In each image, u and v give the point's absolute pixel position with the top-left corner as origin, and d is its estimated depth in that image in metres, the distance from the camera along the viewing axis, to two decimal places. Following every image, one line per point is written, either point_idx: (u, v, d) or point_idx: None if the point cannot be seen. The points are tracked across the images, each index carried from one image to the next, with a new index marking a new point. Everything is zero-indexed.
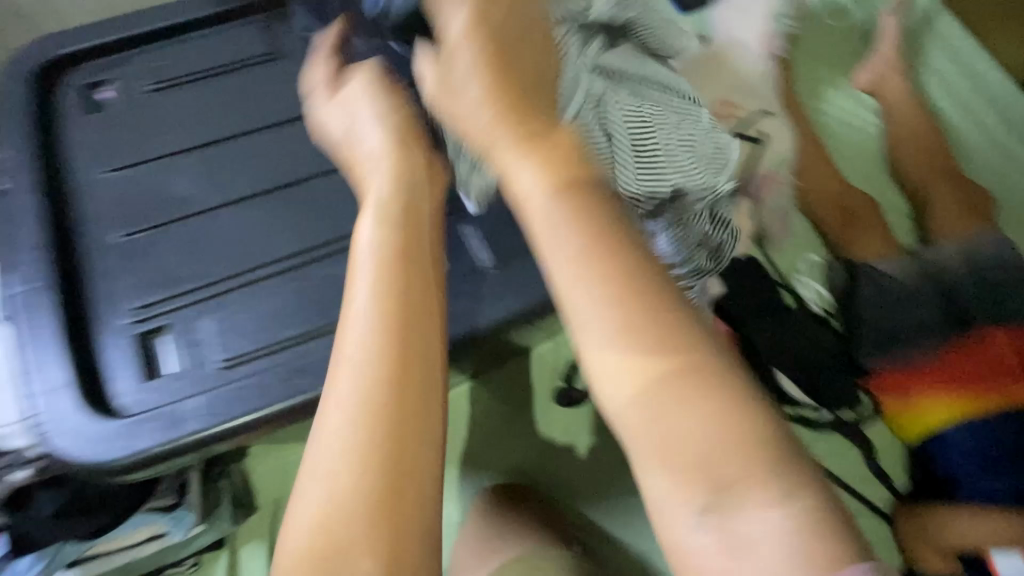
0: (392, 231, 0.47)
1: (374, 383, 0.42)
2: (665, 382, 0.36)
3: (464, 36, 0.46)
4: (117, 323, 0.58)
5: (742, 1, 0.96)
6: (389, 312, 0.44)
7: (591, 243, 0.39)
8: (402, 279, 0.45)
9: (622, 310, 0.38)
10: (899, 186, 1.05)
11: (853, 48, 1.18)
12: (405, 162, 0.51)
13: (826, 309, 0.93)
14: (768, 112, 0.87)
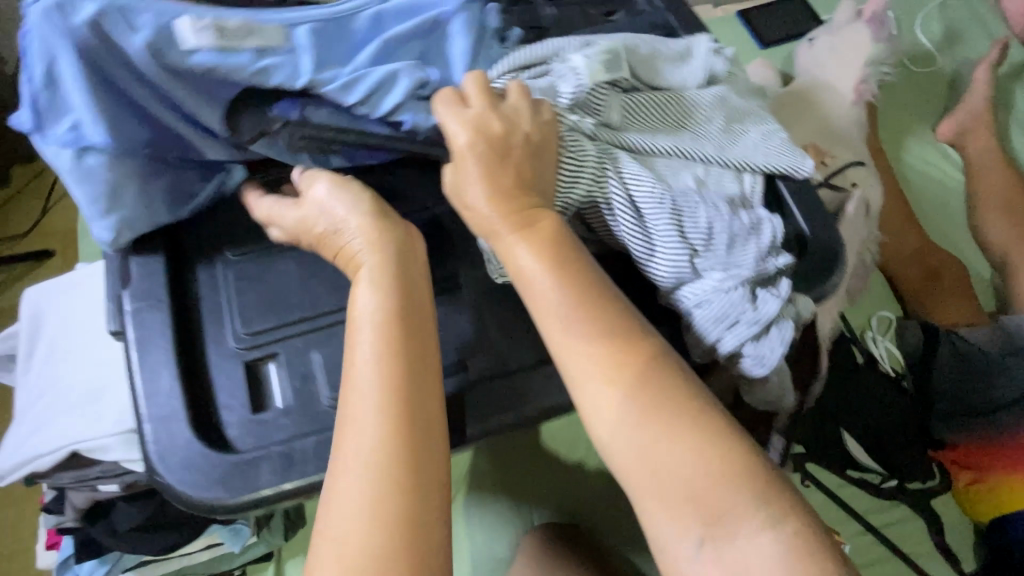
0: (384, 270, 0.40)
1: (373, 443, 0.36)
2: (653, 437, 0.39)
3: (459, 135, 0.43)
4: (226, 343, 0.42)
5: (833, 51, 0.93)
6: (384, 364, 0.37)
7: (590, 305, 0.42)
8: (397, 326, 0.38)
9: (619, 375, 0.41)
10: (979, 246, 1.00)
11: (938, 100, 1.14)
12: (385, 229, 0.41)
13: (896, 369, 0.88)
14: (859, 164, 0.82)
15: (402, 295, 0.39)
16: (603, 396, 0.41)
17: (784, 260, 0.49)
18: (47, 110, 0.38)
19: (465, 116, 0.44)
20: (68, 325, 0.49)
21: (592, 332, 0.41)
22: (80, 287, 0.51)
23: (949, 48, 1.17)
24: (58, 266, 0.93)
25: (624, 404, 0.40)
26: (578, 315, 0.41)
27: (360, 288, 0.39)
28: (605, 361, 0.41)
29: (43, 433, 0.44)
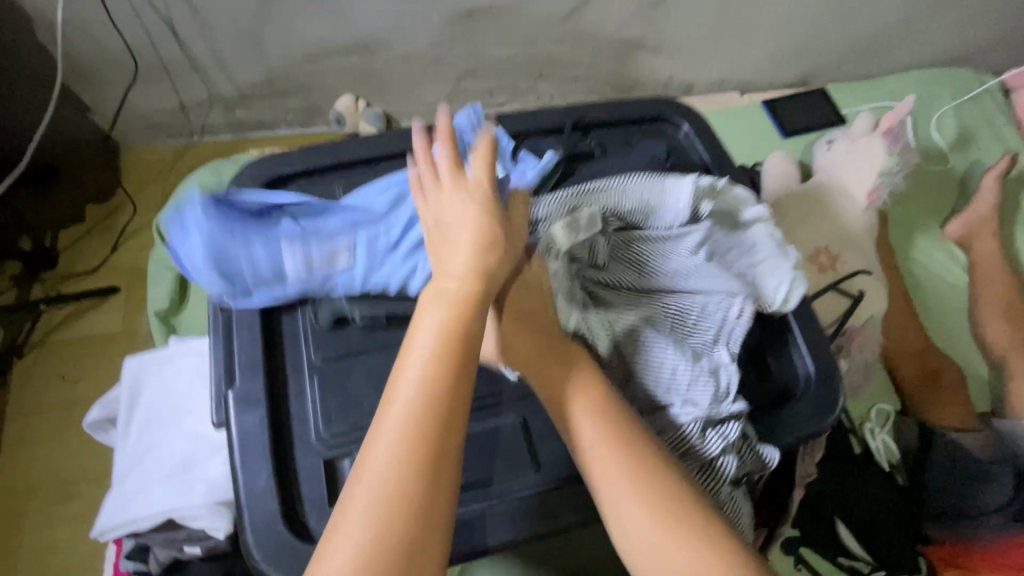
0: (461, 286, 0.41)
1: (395, 463, 0.36)
2: (635, 492, 0.41)
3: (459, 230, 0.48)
4: (309, 439, 0.47)
5: (855, 157, 0.99)
6: (436, 387, 0.38)
7: (581, 376, 0.45)
8: (456, 352, 0.39)
9: (611, 441, 0.42)
10: (979, 350, 1.01)
11: (948, 198, 1.15)
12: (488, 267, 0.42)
13: (890, 462, 0.90)
14: (866, 272, 0.90)
15: (469, 322, 0.41)
16: (593, 453, 0.42)
17: (737, 407, 0.50)
18: (176, 223, 0.50)
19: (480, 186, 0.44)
20: (165, 398, 0.57)
21: (589, 389, 0.44)
22: (176, 362, 0.59)
23: (963, 149, 1.19)
24: (121, 302, 1.01)
25: (613, 458, 0.42)
26: (570, 382, 0.45)
27: (429, 305, 0.41)
28: (597, 421, 0.43)
29: (141, 499, 0.52)
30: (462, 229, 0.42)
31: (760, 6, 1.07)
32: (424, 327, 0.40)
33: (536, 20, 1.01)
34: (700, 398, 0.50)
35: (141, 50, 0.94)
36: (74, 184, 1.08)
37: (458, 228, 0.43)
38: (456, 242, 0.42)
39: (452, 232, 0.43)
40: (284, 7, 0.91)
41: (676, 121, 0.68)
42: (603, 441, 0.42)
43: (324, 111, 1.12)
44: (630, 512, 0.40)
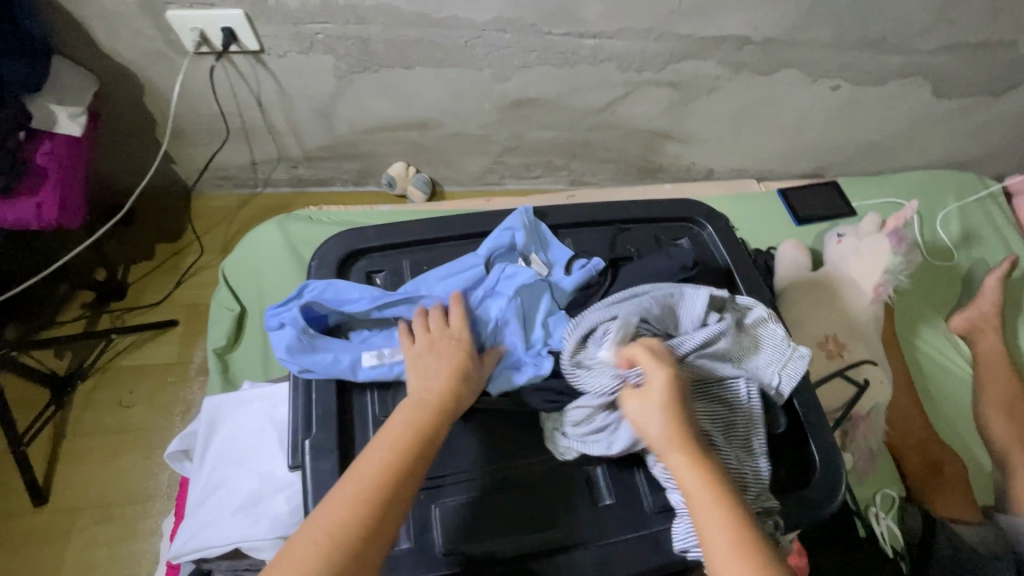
0: (433, 397, 0.54)
1: (377, 466, 0.48)
2: (727, 521, 0.47)
3: (437, 346, 0.58)
4: None
5: (863, 254, 1.05)
6: (398, 461, 0.49)
7: (676, 418, 0.52)
8: (421, 440, 0.50)
9: (697, 470, 0.50)
10: (983, 443, 1.04)
11: (953, 291, 1.19)
12: (440, 390, 0.54)
13: (895, 547, 0.92)
14: (871, 362, 0.96)
15: (433, 426, 0.52)
16: (693, 486, 0.49)
17: (771, 505, 0.59)
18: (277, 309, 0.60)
19: (454, 333, 0.59)
20: (236, 436, 0.65)
21: (679, 426, 0.52)
22: (246, 404, 0.67)
23: (966, 248, 1.23)
24: (178, 335, 1.10)
25: (708, 492, 0.49)
26: (687, 428, 0.52)
27: (404, 406, 0.53)
28: (699, 464, 0.50)
29: (213, 527, 0.59)
30: (441, 363, 0.56)
31: (778, 110, 1.18)
32: (399, 417, 0.52)
33: (575, 110, 1.13)
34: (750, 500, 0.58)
35: (231, 116, 1.07)
36: (149, 224, 1.20)
37: (439, 363, 0.56)
38: (437, 373, 0.55)
39: (431, 369, 0.56)
40: (356, 88, 1.04)
41: (700, 222, 0.80)
42: (705, 480, 0.49)
43: (377, 173, 1.24)
44: (716, 527, 0.47)
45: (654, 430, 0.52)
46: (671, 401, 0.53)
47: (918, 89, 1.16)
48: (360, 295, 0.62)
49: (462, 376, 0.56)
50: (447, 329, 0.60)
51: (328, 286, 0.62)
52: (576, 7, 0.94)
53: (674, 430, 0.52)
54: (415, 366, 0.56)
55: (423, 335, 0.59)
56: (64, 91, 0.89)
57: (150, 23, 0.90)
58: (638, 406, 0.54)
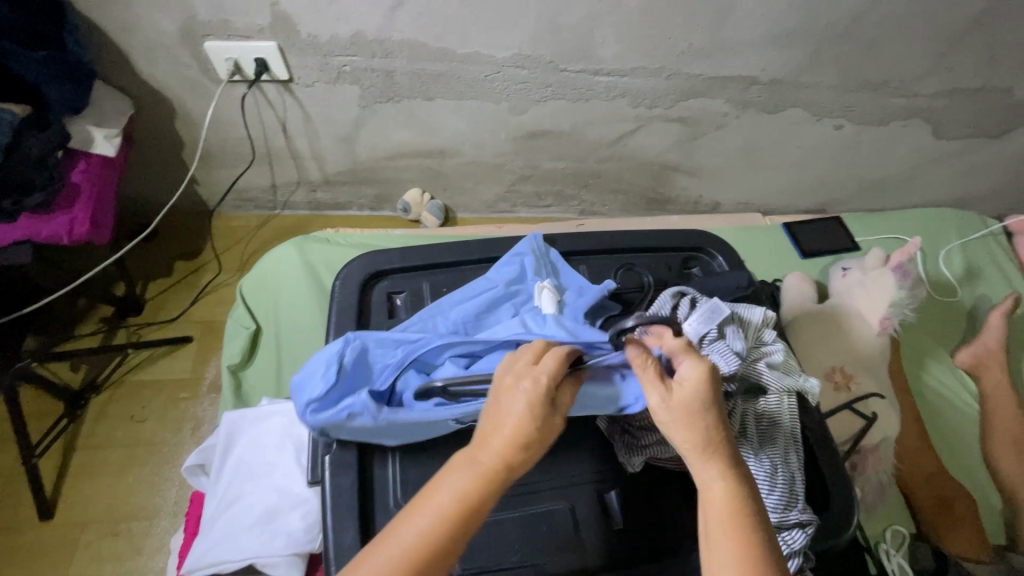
0: (490, 461, 0.47)
1: (431, 518, 0.45)
2: (737, 552, 0.46)
3: (518, 391, 0.48)
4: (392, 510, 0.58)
5: (875, 285, 1.06)
6: (437, 537, 0.44)
7: (703, 428, 0.49)
8: (466, 514, 0.45)
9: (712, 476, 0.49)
10: (994, 479, 1.03)
11: (959, 326, 1.20)
12: (508, 449, 0.47)
13: None
14: (879, 395, 0.97)
15: (481, 501, 0.46)
16: (716, 501, 0.48)
17: (808, 514, 0.60)
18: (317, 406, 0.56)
19: (540, 372, 0.49)
20: (256, 450, 0.66)
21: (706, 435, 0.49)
22: (264, 419, 0.68)
23: (969, 284, 1.25)
24: (191, 351, 1.11)
25: (727, 508, 0.48)
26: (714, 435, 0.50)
27: (461, 465, 0.47)
28: (722, 485, 0.48)
29: (230, 541, 0.60)
30: (510, 414, 0.48)
31: (783, 147, 1.22)
32: (447, 480, 0.47)
33: (587, 142, 1.17)
34: (787, 505, 0.59)
35: (257, 140, 1.11)
36: (170, 243, 1.23)
37: (507, 415, 0.48)
38: (500, 428, 0.48)
39: (498, 414, 0.48)
40: (379, 117, 1.08)
41: (711, 252, 0.82)
42: (723, 486, 0.49)
43: (392, 199, 1.28)
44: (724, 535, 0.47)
45: (687, 439, 0.50)
46: (695, 405, 0.50)
47: (919, 130, 1.20)
48: (380, 355, 0.60)
49: (534, 436, 0.47)
50: (535, 376, 0.49)
51: (340, 353, 0.58)
52: (593, 47, 0.99)
53: (709, 439, 0.49)
54: (492, 410, 0.49)
55: (508, 367, 0.51)
56: (102, 114, 0.93)
57: (188, 53, 0.95)
58: (666, 405, 0.50)
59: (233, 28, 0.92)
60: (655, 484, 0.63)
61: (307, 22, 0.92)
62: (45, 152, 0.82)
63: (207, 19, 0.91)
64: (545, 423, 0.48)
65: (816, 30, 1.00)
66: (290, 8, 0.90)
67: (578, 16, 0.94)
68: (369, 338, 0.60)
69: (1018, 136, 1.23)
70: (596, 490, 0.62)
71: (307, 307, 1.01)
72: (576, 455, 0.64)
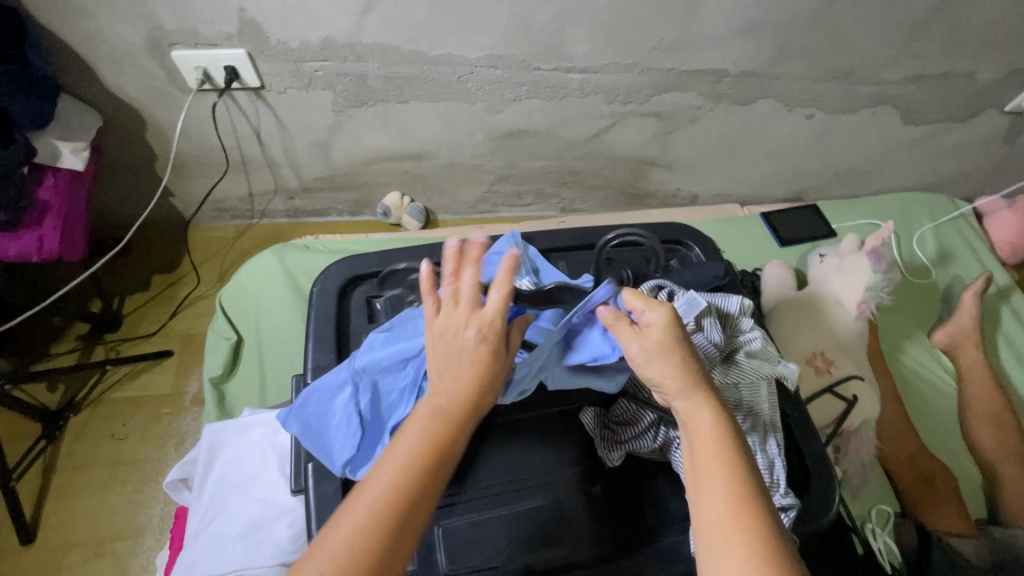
0: (453, 404, 0.49)
1: (406, 459, 0.46)
2: (724, 467, 0.47)
3: (473, 335, 0.49)
4: None
5: (850, 268, 1.08)
6: (414, 475, 0.46)
7: (684, 361, 0.51)
8: (437, 452, 0.47)
9: (696, 402, 0.50)
10: (973, 455, 1.06)
11: (933, 307, 1.23)
12: (472, 387, 0.49)
13: (892, 563, 0.91)
14: (859, 377, 0.98)
15: (447, 444, 0.48)
16: (704, 426, 0.49)
17: (788, 501, 0.60)
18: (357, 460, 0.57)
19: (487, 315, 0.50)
20: (239, 461, 0.65)
21: (688, 366, 0.51)
22: (248, 429, 0.67)
23: (942, 265, 1.28)
24: (172, 366, 1.10)
25: (712, 430, 0.49)
26: (693, 367, 0.51)
27: (425, 413, 0.49)
28: (706, 409, 0.50)
29: (214, 554, 0.59)
30: (469, 358, 0.49)
31: (757, 137, 1.24)
32: (413, 427, 0.48)
33: (564, 140, 1.18)
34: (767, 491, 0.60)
35: (230, 149, 1.10)
36: (146, 256, 1.21)
37: (464, 359, 0.49)
38: (459, 373, 0.49)
39: (453, 359, 0.49)
40: (354, 122, 1.08)
41: (688, 244, 0.83)
42: (707, 410, 0.50)
43: (372, 203, 1.27)
44: (713, 454, 0.48)
45: (664, 376, 0.51)
46: (672, 343, 0.51)
47: (888, 117, 1.23)
48: (391, 382, 0.59)
49: (492, 375, 0.50)
50: (486, 322, 0.50)
51: (353, 395, 0.58)
52: (565, 45, 1.00)
53: (689, 374, 0.51)
54: (447, 357, 0.50)
55: (447, 310, 0.51)
56: (68, 127, 0.91)
57: (156, 63, 0.94)
58: (646, 347, 0.51)
59: (201, 36, 0.91)
60: (638, 476, 0.64)
61: (275, 29, 0.91)
62: (10, 169, 0.81)
63: (173, 28, 0.89)
64: (502, 364, 0.50)
65: (783, 22, 1.01)
66: (257, 15, 0.89)
67: (550, 15, 0.95)
68: (365, 374, 0.58)
69: (982, 120, 1.26)
70: (580, 484, 0.63)
71: (288, 315, 1.00)
72: (559, 450, 0.64)
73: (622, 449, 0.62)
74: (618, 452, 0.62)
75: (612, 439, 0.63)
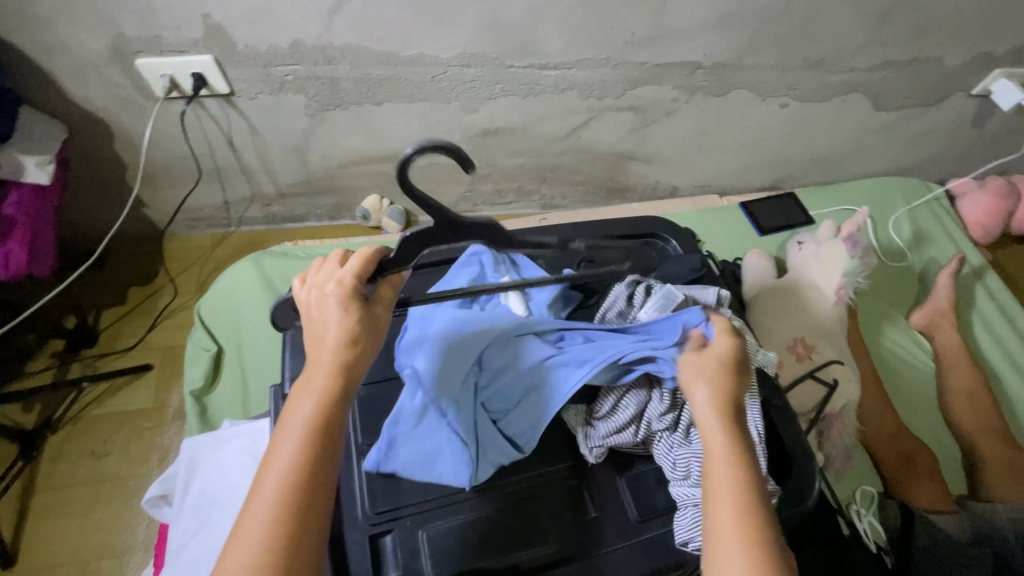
0: (324, 372, 0.48)
1: (297, 437, 0.46)
2: (735, 473, 0.48)
3: (330, 301, 0.50)
4: (356, 518, 0.59)
5: (825, 254, 1.09)
6: (308, 449, 0.46)
7: (720, 381, 0.54)
8: (324, 424, 0.47)
9: (720, 416, 0.52)
10: (954, 434, 1.08)
11: (911, 290, 1.25)
12: (333, 349, 0.49)
13: (878, 543, 0.93)
14: (837, 362, 1.00)
15: (331, 415, 0.48)
16: (720, 434, 0.51)
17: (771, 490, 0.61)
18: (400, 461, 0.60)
19: (344, 275, 0.51)
20: (218, 476, 0.65)
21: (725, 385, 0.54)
22: (228, 443, 0.67)
23: (918, 247, 1.30)
24: (153, 379, 1.08)
25: (729, 439, 0.50)
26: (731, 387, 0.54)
27: (301, 393, 0.48)
28: (726, 420, 0.51)
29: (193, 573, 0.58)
30: (331, 323, 0.49)
31: (733, 128, 1.25)
32: (296, 406, 0.48)
33: (541, 137, 1.18)
34: None
35: (202, 157, 1.08)
36: (120, 269, 1.18)
37: (326, 325, 0.50)
38: (323, 340, 0.49)
39: (320, 329, 0.50)
40: (329, 125, 1.06)
41: (665, 238, 0.84)
42: (727, 421, 0.51)
43: (351, 207, 1.26)
44: (726, 459, 0.49)
45: (702, 389, 0.53)
46: (723, 366, 0.55)
47: (859, 104, 1.24)
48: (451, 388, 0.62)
49: (355, 333, 0.50)
50: (335, 282, 0.51)
51: (438, 417, 0.60)
52: (538, 41, 0.99)
53: (724, 393, 0.53)
54: (311, 327, 0.50)
55: (310, 281, 0.52)
56: (31, 141, 0.89)
57: (119, 71, 0.92)
58: (701, 364, 0.55)
59: (165, 43, 0.89)
60: (624, 470, 0.65)
61: (242, 34, 0.89)
62: None
63: (135, 35, 0.88)
64: (363, 318, 0.51)
65: (752, 13, 1.02)
66: (223, 20, 0.87)
67: (520, 12, 0.94)
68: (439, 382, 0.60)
69: (951, 104, 1.28)
70: (565, 481, 0.63)
71: (269, 323, 0.99)
72: (542, 449, 0.64)
73: (604, 444, 0.63)
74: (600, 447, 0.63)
75: (594, 433, 0.63)
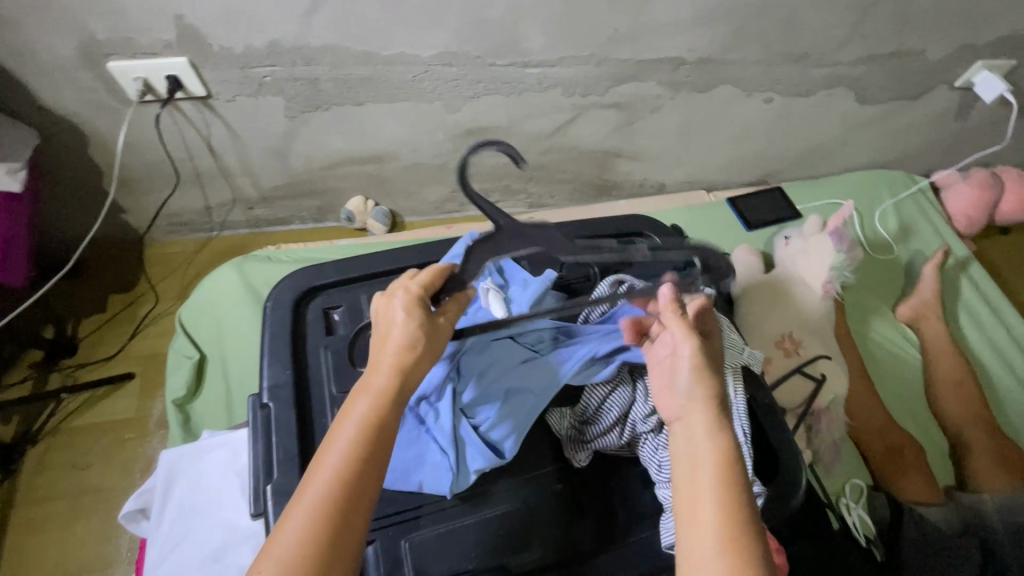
0: (385, 375, 0.49)
1: (350, 439, 0.47)
2: (718, 476, 0.47)
3: (396, 305, 0.51)
4: None
5: (811, 249, 1.09)
6: (361, 451, 0.46)
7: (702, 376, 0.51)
8: (380, 427, 0.47)
9: (705, 415, 0.50)
10: (941, 426, 1.09)
11: (897, 283, 1.25)
12: (397, 353, 0.49)
13: (867, 535, 0.92)
14: (825, 356, 1.00)
15: (387, 419, 0.48)
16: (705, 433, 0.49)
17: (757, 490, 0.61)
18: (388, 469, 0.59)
19: (411, 284, 0.52)
20: (197, 489, 0.63)
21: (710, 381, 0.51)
22: (206, 455, 0.66)
23: (903, 240, 1.30)
24: (135, 388, 1.06)
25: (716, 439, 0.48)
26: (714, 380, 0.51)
27: (360, 394, 0.49)
28: (713, 418, 0.49)
29: None
30: (395, 326, 0.50)
31: (718, 124, 1.25)
32: (353, 406, 0.48)
33: (527, 136, 1.17)
34: None
35: (181, 161, 1.06)
36: (99, 277, 1.16)
37: (392, 330, 0.50)
38: (388, 343, 0.50)
39: (385, 333, 0.51)
40: (311, 127, 1.05)
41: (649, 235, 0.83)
42: (711, 420, 0.50)
43: (335, 209, 1.25)
44: (709, 461, 0.48)
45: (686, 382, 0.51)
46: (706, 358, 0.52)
47: (843, 98, 1.24)
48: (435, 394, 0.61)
49: (415, 338, 0.50)
50: (399, 288, 0.52)
51: (418, 424, 0.60)
52: (520, 39, 0.98)
53: (711, 389, 0.51)
54: (377, 329, 0.51)
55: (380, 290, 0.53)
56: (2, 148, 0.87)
57: (91, 74, 0.90)
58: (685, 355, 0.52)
59: (137, 45, 0.87)
60: (610, 473, 0.64)
61: (218, 35, 0.88)
62: None
63: (107, 37, 0.85)
64: (423, 324, 0.51)
65: (736, 8, 1.02)
66: (197, 21, 0.85)
67: (502, 9, 0.93)
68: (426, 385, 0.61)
69: (934, 97, 1.29)
70: (551, 485, 0.62)
71: (252, 329, 0.98)
72: (528, 453, 0.63)
73: (589, 447, 0.62)
74: (585, 451, 0.62)
75: (580, 436, 0.63)
